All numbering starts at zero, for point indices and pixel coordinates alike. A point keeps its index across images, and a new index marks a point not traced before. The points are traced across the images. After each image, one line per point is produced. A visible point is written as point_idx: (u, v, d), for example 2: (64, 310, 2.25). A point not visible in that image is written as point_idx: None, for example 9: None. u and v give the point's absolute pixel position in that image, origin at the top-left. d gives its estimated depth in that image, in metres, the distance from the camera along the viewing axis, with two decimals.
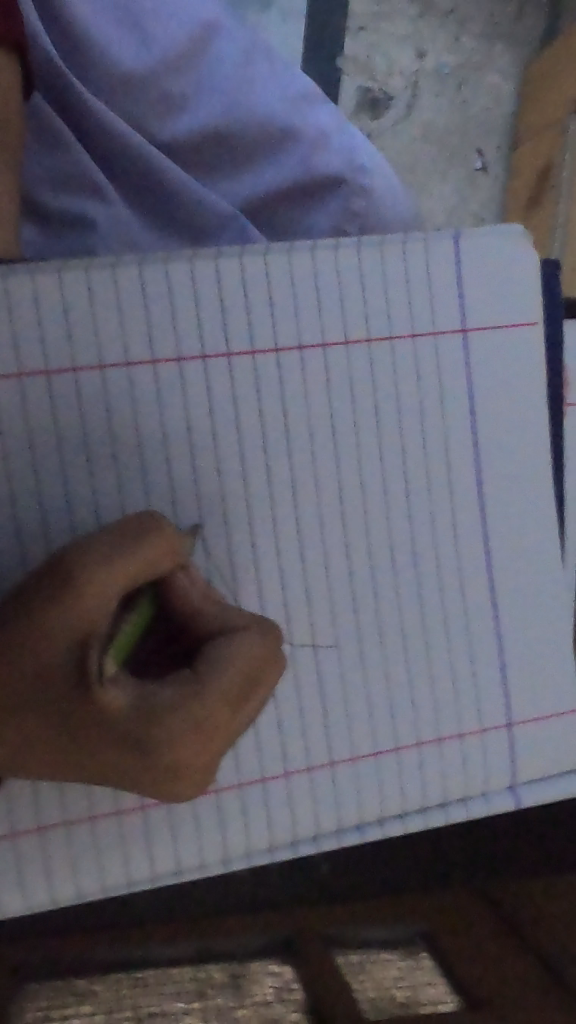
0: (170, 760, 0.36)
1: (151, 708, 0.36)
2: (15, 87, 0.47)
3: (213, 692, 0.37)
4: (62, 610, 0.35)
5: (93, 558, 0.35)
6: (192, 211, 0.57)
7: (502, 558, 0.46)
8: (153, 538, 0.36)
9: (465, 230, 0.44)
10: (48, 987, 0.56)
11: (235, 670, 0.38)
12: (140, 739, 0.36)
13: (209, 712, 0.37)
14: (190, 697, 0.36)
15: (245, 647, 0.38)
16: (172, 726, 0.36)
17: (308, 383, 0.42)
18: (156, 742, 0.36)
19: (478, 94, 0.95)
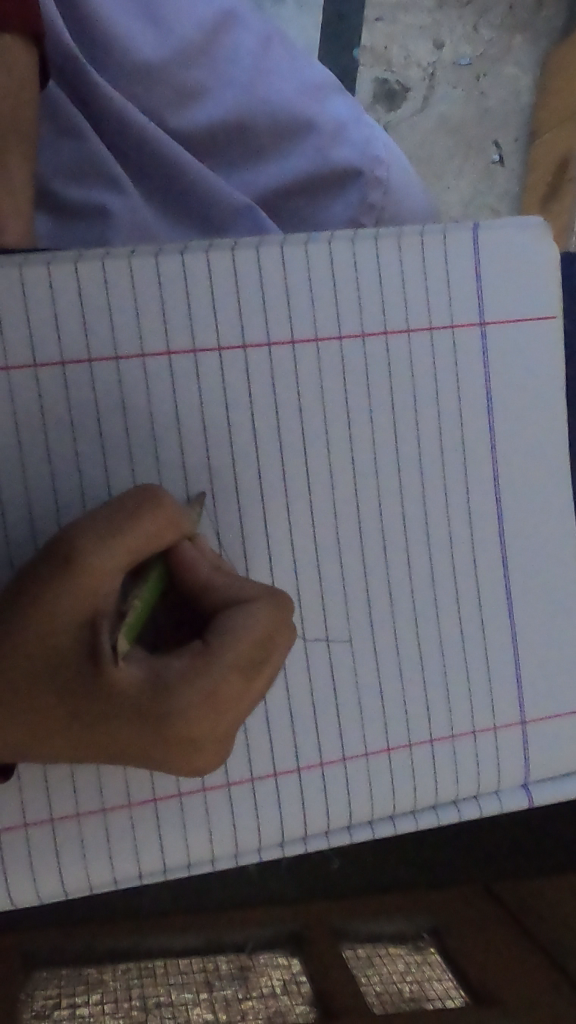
0: (185, 728, 0.36)
1: (164, 679, 0.36)
2: (33, 78, 0.47)
3: (224, 659, 0.36)
4: (65, 591, 0.35)
5: (94, 535, 0.35)
6: (209, 197, 0.57)
7: (523, 547, 0.46)
8: (152, 511, 0.36)
9: (484, 221, 0.44)
10: (59, 976, 0.56)
11: (248, 636, 0.37)
12: (155, 709, 0.36)
13: (222, 678, 0.36)
14: (202, 664, 0.36)
15: (258, 616, 0.37)
16: (188, 693, 0.36)
17: (326, 374, 0.42)
18: (170, 710, 0.36)
19: (499, 88, 0.94)
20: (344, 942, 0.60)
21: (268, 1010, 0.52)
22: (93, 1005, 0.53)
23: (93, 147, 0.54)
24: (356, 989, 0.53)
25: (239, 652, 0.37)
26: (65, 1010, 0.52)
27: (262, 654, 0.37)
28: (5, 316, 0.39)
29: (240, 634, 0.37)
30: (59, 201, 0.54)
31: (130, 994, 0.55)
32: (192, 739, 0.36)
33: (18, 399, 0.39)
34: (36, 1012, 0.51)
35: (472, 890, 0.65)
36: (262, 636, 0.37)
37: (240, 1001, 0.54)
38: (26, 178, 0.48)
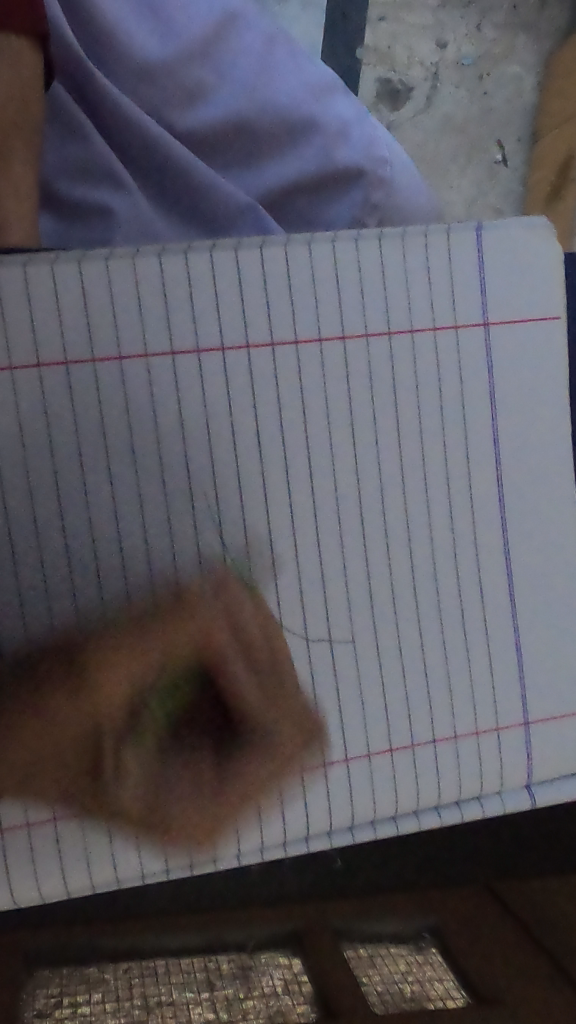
0: (179, 824, 0.42)
1: (168, 789, 0.42)
2: (37, 76, 0.47)
3: (224, 806, 0.42)
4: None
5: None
6: (211, 200, 0.57)
7: (526, 548, 0.46)
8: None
9: (488, 221, 0.44)
10: (60, 974, 0.56)
11: (255, 791, 0.43)
12: (156, 797, 0.42)
13: (219, 822, 0.43)
14: (207, 804, 0.42)
15: (274, 774, 0.43)
16: (187, 808, 0.42)
17: (329, 373, 0.42)
18: (170, 818, 0.42)
19: (501, 88, 0.94)
20: (344, 941, 0.60)
21: (270, 1009, 0.52)
22: (94, 1004, 0.53)
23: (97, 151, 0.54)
24: (357, 988, 0.53)
25: (241, 806, 0.43)
26: (66, 1008, 0.52)
27: (264, 809, 0.43)
28: (8, 315, 0.38)
29: (248, 789, 0.43)
30: (62, 202, 0.54)
31: (131, 992, 0.55)
32: (184, 847, 0.43)
33: (21, 395, 0.39)
34: (37, 1011, 0.51)
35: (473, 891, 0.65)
36: (268, 793, 0.43)
37: (242, 998, 0.54)
38: (29, 174, 0.48)
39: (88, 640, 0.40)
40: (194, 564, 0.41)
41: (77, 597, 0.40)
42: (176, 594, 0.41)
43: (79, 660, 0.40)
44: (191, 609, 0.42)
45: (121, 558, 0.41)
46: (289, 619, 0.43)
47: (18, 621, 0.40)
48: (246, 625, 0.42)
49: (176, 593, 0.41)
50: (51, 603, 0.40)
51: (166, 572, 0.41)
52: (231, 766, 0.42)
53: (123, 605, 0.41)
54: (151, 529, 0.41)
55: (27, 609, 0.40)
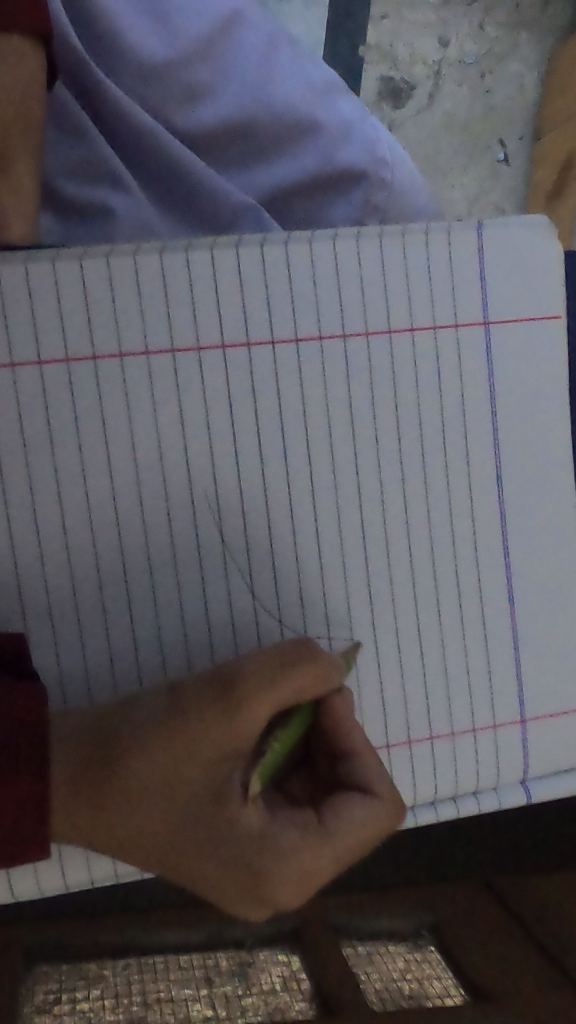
0: (275, 891, 0.37)
1: (274, 842, 0.38)
2: (41, 76, 0.47)
3: (330, 853, 0.39)
4: (213, 731, 0.36)
5: (257, 686, 0.36)
6: (212, 200, 0.57)
7: (525, 546, 0.46)
8: (308, 668, 0.37)
9: (488, 219, 0.44)
10: (59, 971, 0.56)
11: (357, 836, 0.40)
12: (255, 861, 0.37)
13: (320, 866, 0.38)
14: (312, 850, 0.38)
15: (374, 817, 0.40)
16: (291, 865, 0.37)
17: (329, 371, 0.42)
18: (269, 873, 0.37)
19: (504, 86, 0.94)
20: (344, 940, 0.60)
21: (268, 1007, 0.52)
22: (93, 1001, 0.53)
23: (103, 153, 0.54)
24: (354, 986, 0.53)
25: (343, 849, 0.39)
26: (65, 1005, 0.52)
27: (363, 847, 0.40)
28: (9, 312, 0.39)
29: (354, 833, 0.39)
30: (64, 201, 0.54)
31: (130, 988, 0.55)
32: (272, 903, 0.37)
33: (22, 394, 0.39)
34: (36, 1008, 0.51)
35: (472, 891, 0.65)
36: (370, 836, 0.40)
37: (240, 997, 0.54)
38: (31, 174, 0.48)
39: (90, 644, 0.41)
40: (195, 566, 0.42)
41: (79, 604, 0.41)
42: (177, 599, 0.42)
43: (79, 659, 0.41)
44: (192, 613, 0.42)
45: (123, 565, 0.41)
46: (289, 616, 0.43)
47: (20, 622, 0.40)
48: (245, 625, 0.42)
49: (177, 597, 0.42)
50: (54, 608, 0.41)
51: (167, 576, 0.41)
52: (332, 806, 0.40)
53: (124, 610, 0.41)
54: (152, 533, 0.41)
55: (29, 614, 0.40)
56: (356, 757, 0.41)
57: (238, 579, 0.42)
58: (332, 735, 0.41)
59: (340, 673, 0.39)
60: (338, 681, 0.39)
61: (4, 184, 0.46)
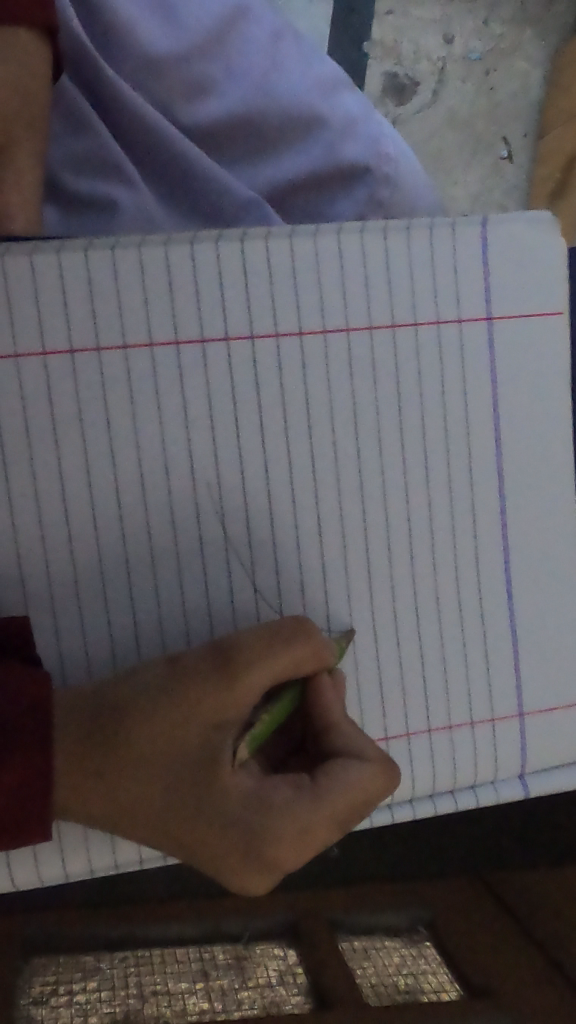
0: (273, 852, 0.36)
1: (266, 799, 0.36)
2: (46, 67, 0.47)
3: (323, 810, 0.37)
4: (211, 698, 0.36)
5: (254, 655, 0.37)
6: (214, 194, 0.57)
7: (525, 541, 0.46)
8: (292, 648, 0.37)
9: (493, 215, 0.44)
10: (56, 962, 0.56)
11: (351, 795, 0.37)
12: (249, 820, 0.36)
13: (315, 823, 0.37)
14: (304, 805, 0.37)
15: (365, 776, 0.38)
16: (285, 821, 0.36)
17: (332, 364, 0.42)
18: (265, 832, 0.36)
19: (509, 82, 0.94)
20: (341, 935, 0.60)
21: (264, 1000, 0.53)
22: (90, 992, 0.53)
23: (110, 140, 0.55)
24: (351, 979, 0.53)
25: (339, 807, 0.37)
26: (62, 996, 0.52)
27: (360, 809, 0.38)
28: (13, 302, 0.39)
29: (347, 790, 0.37)
30: (68, 193, 0.54)
31: (127, 979, 0.55)
32: (273, 865, 0.36)
33: (26, 385, 0.39)
34: (33, 998, 0.52)
35: (470, 890, 0.65)
36: (365, 796, 0.38)
37: (236, 990, 0.54)
38: (36, 166, 0.48)
39: (92, 636, 0.41)
40: (197, 557, 0.42)
41: (81, 595, 0.41)
42: (178, 590, 0.42)
43: (82, 650, 0.41)
44: (194, 605, 0.42)
45: (125, 556, 0.41)
46: (289, 607, 0.43)
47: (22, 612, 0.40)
48: (246, 615, 0.42)
49: (178, 588, 0.42)
50: (56, 599, 0.41)
51: (169, 570, 0.42)
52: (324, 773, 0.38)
53: (126, 602, 0.41)
54: (154, 524, 0.41)
55: (32, 604, 0.41)
56: (340, 732, 0.39)
57: (239, 570, 0.42)
58: (315, 712, 0.40)
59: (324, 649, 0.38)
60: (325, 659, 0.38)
61: (8, 175, 0.46)
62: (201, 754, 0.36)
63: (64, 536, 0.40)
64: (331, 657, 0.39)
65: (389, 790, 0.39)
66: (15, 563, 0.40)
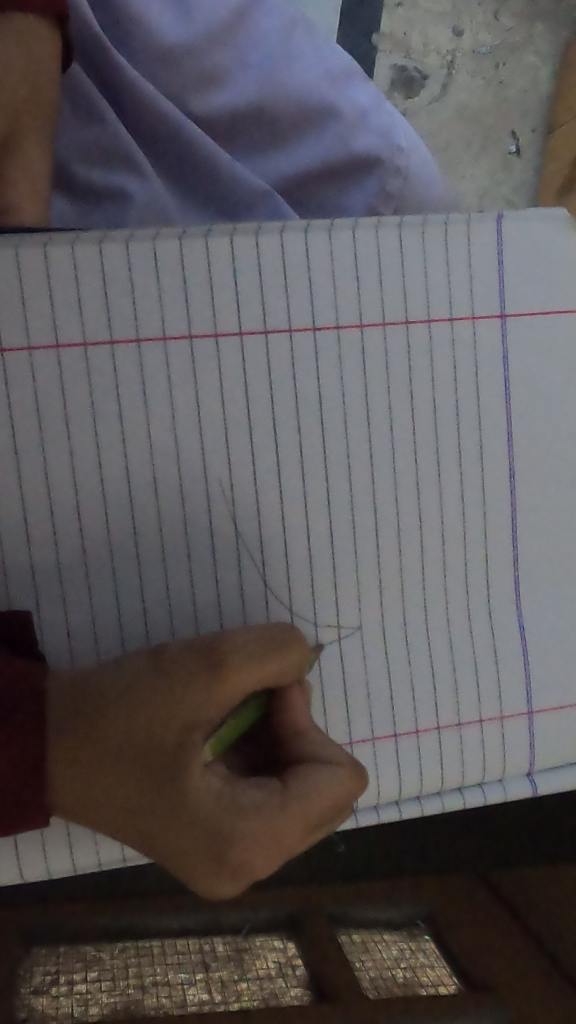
0: (241, 857, 0.35)
1: (236, 801, 0.35)
2: (56, 56, 0.46)
3: (294, 813, 0.36)
4: (195, 696, 0.34)
5: (244, 655, 0.35)
6: (223, 190, 0.56)
7: (534, 540, 0.46)
8: (268, 655, 0.36)
9: (508, 213, 0.44)
10: (57, 952, 0.57)
11: (322, 799, 0.37)
12: (218, 821, 0.35)
13: (285, 826, 0.36)
14: (275, 809, 0.36)
15: (337, 779, 0.38)
16: (255, 824, 0.35)
17: (345, 362, 0.42)
18: (232, 835, 0.35)
19: (518, 76, 0.93)
20: (340, 927, 0.61)
21: (264, 992, 0.53)
22: (91, 982, 0.53)
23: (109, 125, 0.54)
24: (350, 972, 0.53)
25: (312, 810, 0.37)
26: (63, 986, 0.53)
27: (330, 814, 0.38)
28: (28, 295, 0.39)
29: (317, 792, 0.37)
30: (78, 186, 0.54)
31: (127, 969, 0.55)
32: (239, 869, 0.35)
33: (39, 377, 0.39)
34: (34, 989, 0.52)
35: (470, 887, 0.65)
36: (337, 799, 0.38)
37: (236, 981, 0.54)
38: (44, 155, 0.47)
39: (102, 631, 0.41)
40: (208, 551, 0.42)
41: (92, 590, 0.41)
42: (188, 584, 0.42)
43: (92, 645, 0.41)
44: (205, 598, 0.42)
45: (136, 548, 0.41)
46: (301, 601, 0.43)
47: (32, 604, 0.40)
48: (255, 611, 0.42)
49: (189, 584, 0.42)
50: (68, 594, 0.41)
51: (179, 564, 0.41)
52: (306, 775, 0.37)
53: (136, 595, 0.41)
54: (166, 521, 0.41)
55: (42, 598, 0.40)
56: (309, 738, 0.39)
57: (253, 566, 0.42)
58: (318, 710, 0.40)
59: (298, 647, 0.37)
60: (301, 655, 0.37)
61: (16, 163, 0.46)
62: (181, 753, 0.35)
63: (75, 528, 0.40)
64: (304, 654, 0.38)
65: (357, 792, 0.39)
66: (26, 555, 0.40)
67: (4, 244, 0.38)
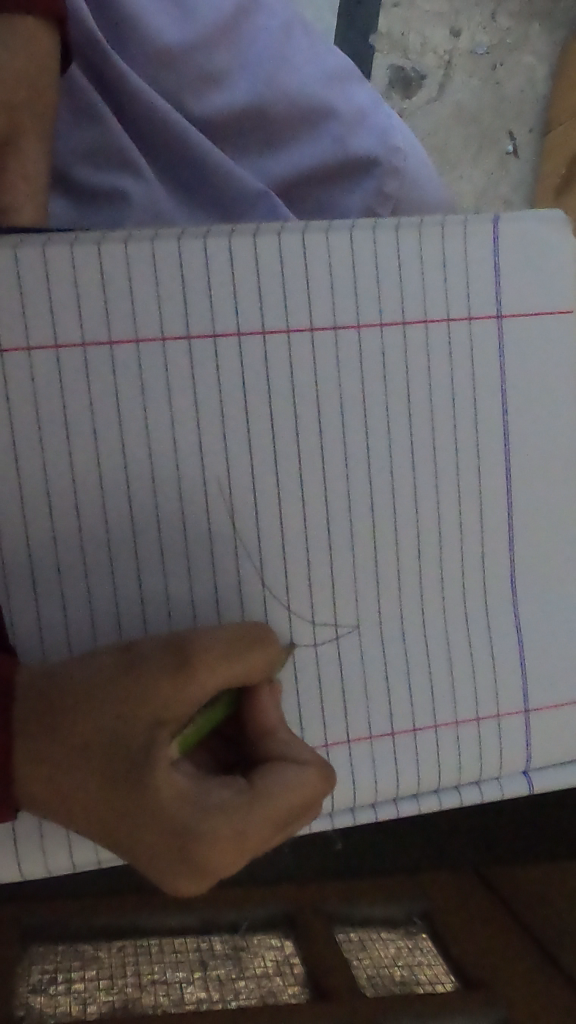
0: (204, 855, 0.34)
1: (202, 801, 0.35)
2: (55, 57, 0.46)
3: (261, 812, 0.36)
4: (161, 696, 0.35)
5: (211, 656, 0.36)
6: (218, 188, 0.56)
7: (531, 538, 0.46)
8: (234, 655, 0.36)
9: (505, 213, 0.44)
10: (55, 951, 0.57)
11: (290, 798, 0.37)
12: (185, 821, 0.34)
13: (251, 826, 0.36)
14: (242, 808, 0.36)
15: (305, 779, 0.38)
16: (221, 824, 0.35)
17: (343, 361, 0.42)
18: (197, 833, 0.34)
19: (514, 76, 0.94)
20: (337, 926, 0.61)
21: (261, 990, 0.53)
22: (88, 981, 0.53)
23: (94, 126, 0.54)
24: (346, 969, 0.53)
25: (280, 810, 0.37)
26: (60, 984, 0.53)
27: (296, 816, 0.38)
28: (27, 294, 0.39)
29: (286, 791, 0.37)
30: (76, 188, 0.54)
31: (124, 968, 0.55)
32: (206, 870, 0.35)
33: (39, 377, 0.39)
34: (33, 988, 0.52)
35: (467, 886, 0.65)
36: (306, 798, 0.38)
37: (234, 980, 0.54)
38: (42, 154, 0.47)
39: (101, 631, 0.41)
40: (207, 550, 0.42)
41: (91, 590, 0.41)
42: (187, 582, 0.42)
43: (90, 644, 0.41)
44: (203, 597, 0.42)
45: (135, 546, 0.41)
46: (298, 602, 0.43)
47: (31, 603, 0.41)
48: (253, 610, 0.43)
49: (188, 581, 0.42)
50: (66, 594, 0.41)
51: (178, 563, 0.42)
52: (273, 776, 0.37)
53: (135, 593, 0.41)
54: (164, 519, 0.41)
55: (41, 598, 0.41)
56: (279, 738, 0.40)
57: (251, 564, 0.42)
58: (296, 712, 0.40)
59: (267, 647, 0.38)
60: (269, 656, 0.38)
61: (15, 163, 0.46)
62: (147, 752, 0.35)
63: (73, 528, 0.40)
64: (273, 655, 0.38)
65: (325, 791, 0.39)
66: (25, 555, 0.40)
67: (4, 244, 0.38)
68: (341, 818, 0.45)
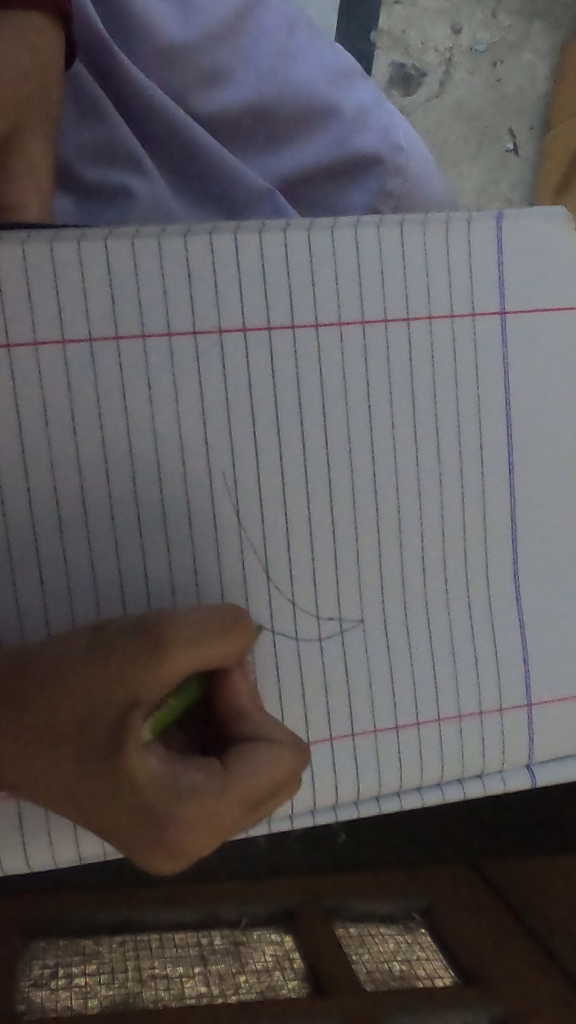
0: (174, 836, 0.35)
1: (172, 785, 0.35)
2: (59, 54, 0.47)
3: (235, 794, 0.36)
4: (136, 678, 0.34)
5: (184, 639, 0.35)
6: (212, 183, 0.57)
7: (534, 535, 0.46)
8: (208, 639, 0.36)
9: (508, 211, 0.44)
10: (56, 945, 0.57)
11: (265, 779, 0.37)
12: (158, 805, 0.35)
13: (223, 807, 0.36)
14: (215, 790, 0.36)
15: (280, 759, 0.38)
16: (193, 807, 0.35)
17: (347, 357, 0.42)
18: (167, 816, 0.35)
19: (514, 74, 0.94)
20: (336, 922, 0.61)
21: (261, 985, 0.53)
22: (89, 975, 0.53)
23: (93, 124, 0.54)
24: (347, 964, 0.54)
25: (253, 791, 0.37)
26: (61, 978, 0.53)
27: (270, 794, 0.38)
28: (35, 291, 0.39)
29: (262, 772, 0.37)
30: (80, 186, 0.54)
31: (125, 962, 0.56)
32: (178, 849, 0.35)
33: (45, 375, 0.39)
34: (34, 981, 0.52)
35: (466, 880, 0.66)
36: (279, 778, 0.38)
37: (234, 974, 0.55)
38: (45, 152, 0.47)
39: None
40: (212, 546, 0.42)
41: (97, 587, 0.41)
42: (192, 576, 0.42)
43: None
44: (208, 591, 0.42)
45: (140, 542, 0.41)
46: (302, 596, 0.43)
47: (38, 597, 0.41)
48: (258, 605, 0.43)
49: (193, 576, 0.42)
50: (73, 593, 0.41)
51: (183, 559, 0.42)
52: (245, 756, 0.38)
53: (140, 588, 0.41)
54: (170, 515, 0.41)
55: (47, 593, 0.41)
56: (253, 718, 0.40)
57: (254, 560, 0.43)
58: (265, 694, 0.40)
59: (241, 631, 0.37)
60: (244, 639, 0.37)
61: (19, 161, 0.46)
62: (121, 735, 0.35)
63: (79, 523, 0.41)
64: (248, 637, 0.38)
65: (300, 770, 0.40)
66: (30, 549, 0.40)
67: (11, 243, 0.39)
68: (344, 810, 0.46)
